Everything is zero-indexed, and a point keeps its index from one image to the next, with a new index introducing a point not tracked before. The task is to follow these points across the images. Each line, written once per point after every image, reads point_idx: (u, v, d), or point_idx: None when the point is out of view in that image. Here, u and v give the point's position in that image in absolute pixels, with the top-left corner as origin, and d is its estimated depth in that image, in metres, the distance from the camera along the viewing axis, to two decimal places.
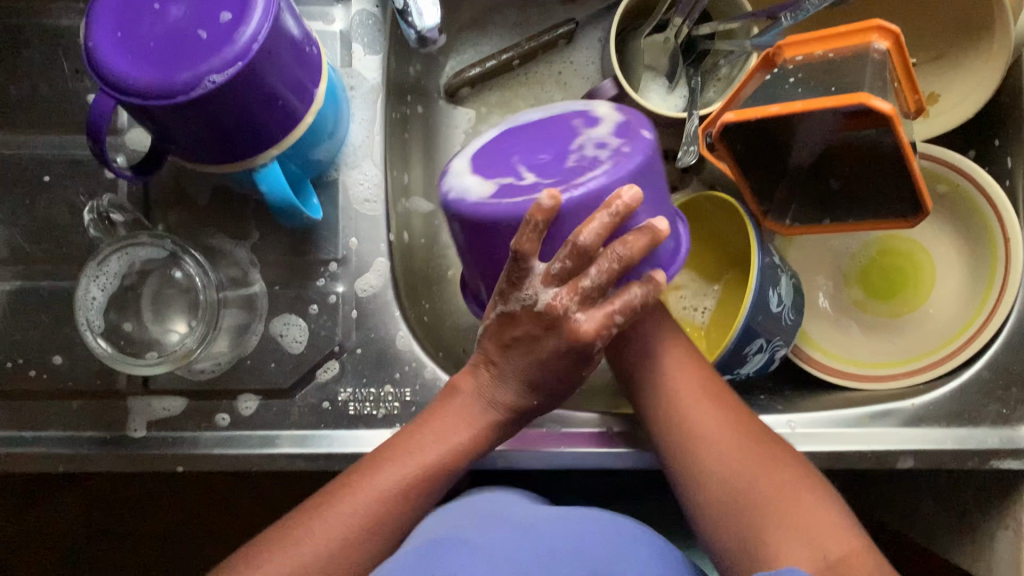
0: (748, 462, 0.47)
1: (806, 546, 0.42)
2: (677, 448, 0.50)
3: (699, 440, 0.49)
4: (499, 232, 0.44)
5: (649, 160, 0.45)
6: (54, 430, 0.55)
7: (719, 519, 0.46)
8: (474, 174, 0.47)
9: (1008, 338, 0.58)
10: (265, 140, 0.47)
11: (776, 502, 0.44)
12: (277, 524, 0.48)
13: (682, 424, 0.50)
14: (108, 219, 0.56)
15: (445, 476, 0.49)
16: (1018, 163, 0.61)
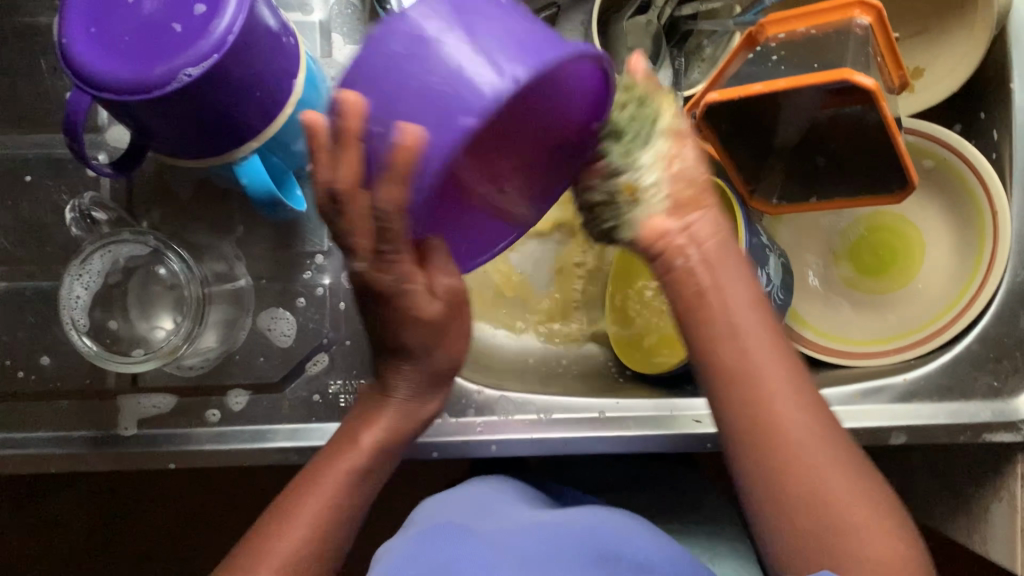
0: (828, 456, 0.42)
1: None
2: (760, 448, 0.42)
3: (790, 446, 0.42)
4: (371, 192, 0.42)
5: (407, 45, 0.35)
6: (44, 431, 0.55)
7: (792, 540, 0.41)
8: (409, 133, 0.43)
9: (998, 310, 0.59)
10: (244, 132, 0.47)
11: (842, 510, 0.41)
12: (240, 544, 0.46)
13: (767, 419, 0.42)
14: (89, 218, 0.54)
15: (364, 482, 0.48)
16: (1003, 135, 0.60)
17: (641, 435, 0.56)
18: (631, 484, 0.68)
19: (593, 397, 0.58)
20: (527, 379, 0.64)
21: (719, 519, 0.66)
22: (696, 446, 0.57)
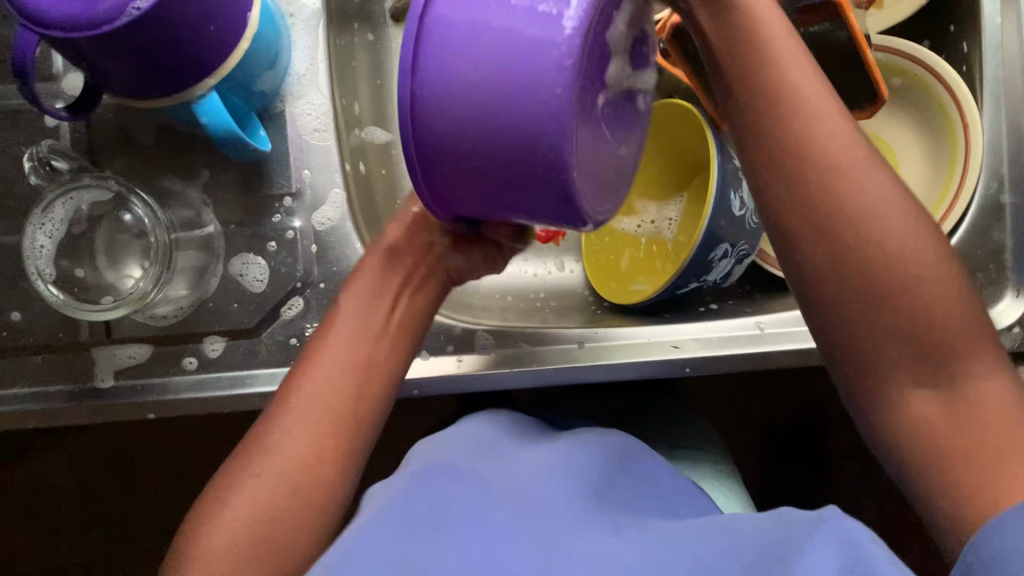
0: (882, 188, 0.40)
1: (924, 304, 0.39)
2: (805, 142, 0.40)
3: (841, 161, 0.40)
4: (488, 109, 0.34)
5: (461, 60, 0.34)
6: (20, 387, 0.54)
7: (837, 250, 0.40)
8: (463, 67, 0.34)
9: (971, 223, 0.58)
10: (201, 67, 0.46)
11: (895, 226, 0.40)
12: (241, 444, 0.45)
13: (813, 137, 0.40)
14: (49, 165, 0.54)
15: (371, 357, 0.48)
16: (972, 48, 0.60)
17: (620, 363, 0.56)
18: (617, 415, 0.68)
19: (571, 328, 0.58)
20: (507, 316, 0.64)
21: (703, 440, 0.66)
22: (676, 372, 0.57)
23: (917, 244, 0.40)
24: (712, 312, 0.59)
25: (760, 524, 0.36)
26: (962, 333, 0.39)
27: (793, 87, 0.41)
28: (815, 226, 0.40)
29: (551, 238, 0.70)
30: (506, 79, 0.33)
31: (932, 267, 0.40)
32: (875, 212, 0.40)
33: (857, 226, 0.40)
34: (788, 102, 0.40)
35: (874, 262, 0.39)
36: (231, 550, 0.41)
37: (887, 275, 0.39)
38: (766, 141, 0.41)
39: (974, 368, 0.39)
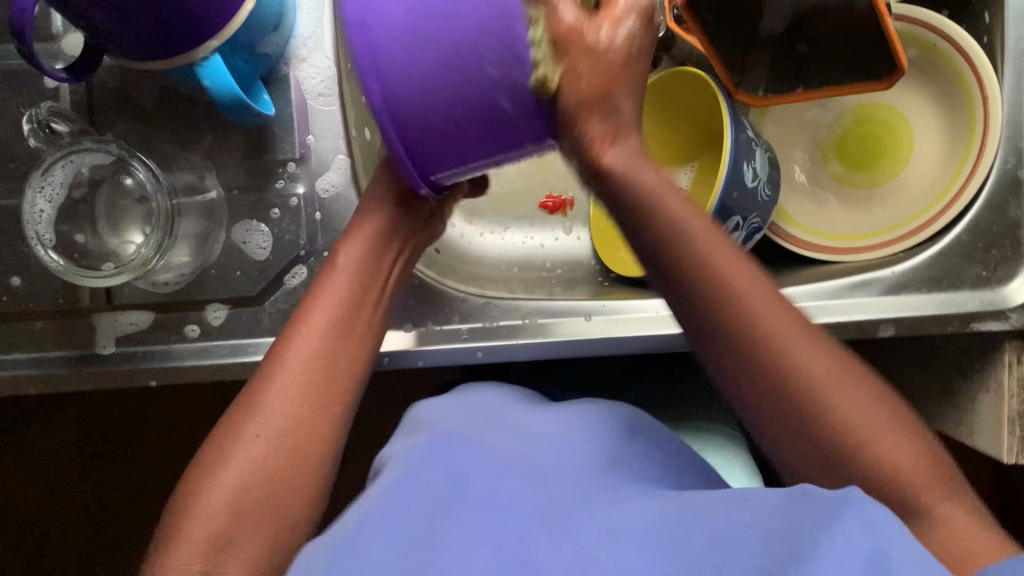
0: (806, 349, 0.40)
1: (887, 454, 0.39)
2: (758, 369, 0.40)
3: (777, 348, 0.40)
4: (438, 72, 0.35)
5: (417, 112, 0.36)
6: (20, 352, 0.54)
7: (795, 443, 0.40)
8: (430, 118, 0.36)
9: (987, 198, 0.57)
10: (202, 29, 0.45)
11: (825, 374, 0.40)
12: (205, 442, 0.44)
13: (760, 353, 0.40)
14: (49, 128, 0.53)
15: (331, 359, 0.46)
16: (994, 18, 0.58)
17: (629, 337, 0.56)
18: (619, 384, 0.68)
19: (578, 301, 0.58)
20: (513, 286, 0.63)
21: (710, 413, 0.66)
22: (684, 346, 0.56)
23: (858, 402, 0.40)
24: None
25: (779, 495, 0.35)
26: (923, 480, 0.39)
27: (704, 254, 0.40)
28: (786, 456, 0.41)
29: (558, 208, 0.69)
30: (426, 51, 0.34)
31: (873, 412, 0.40)
32: (820, 396, 0.39)
33: (794, 397, 0.40)
34: (733, 313, 0.40)
35: (840, 428, 0.39)
36: (224, 514, 0.40)
37: (835, 440, 0.39)
38: (709, 332, 0.41)
39: (937, 500, 0.39)
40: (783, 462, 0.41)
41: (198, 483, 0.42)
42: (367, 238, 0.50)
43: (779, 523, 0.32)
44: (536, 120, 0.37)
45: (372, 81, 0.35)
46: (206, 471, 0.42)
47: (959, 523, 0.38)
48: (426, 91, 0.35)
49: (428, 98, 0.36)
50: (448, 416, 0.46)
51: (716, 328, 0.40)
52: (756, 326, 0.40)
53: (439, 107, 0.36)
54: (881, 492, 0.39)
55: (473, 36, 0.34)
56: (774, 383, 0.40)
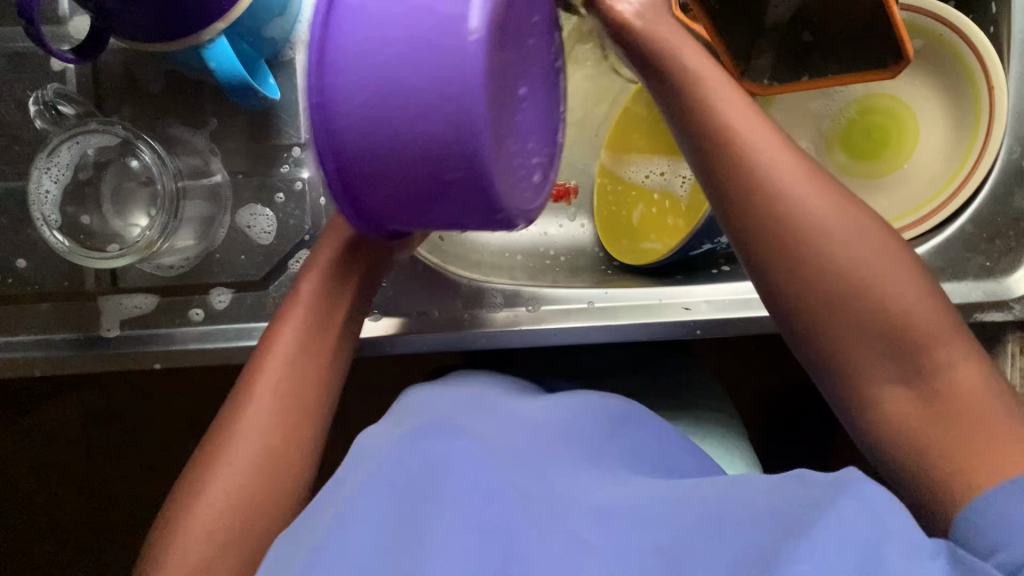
0: (816, 191, 0.41)
1: (904, 302, 0.40)
2: (769, 213, 0.41)
3: (787, 189, 0.41)
4: (392, 153, 0.33)
5: (365, 182, 0.35)
6: (25, 334, 0.54)
7: (807, 294, 0.40)
8: (379, 192, 0.35)
9: (992, 189, 0.57)
10: (210, 11, 0.45)
11: (836, 219, 0.41)
12: (188, 466, 0.44)
13: (772, 194, 0.41)
14: (55, 110, 0.53)
15: (304, 375, 0.47)
16: (1001, 9, 0.58)
17: (632, 324, 0.56)
18: (621, 372, 0.68)
19: (582, 287, 0.58)
20: (516, 274, 0.63)
21: (712, 401, 0.66)
22: (686, 333, 0.56)
23: (870, 245, 0.41)
24: (723, 273, 0.59)
25: (772, 483, 0.35)
26: (937, 327, 0.39)
27: (726, 112, 0.43)
28: (797, 312, 0.41)
29: (561, 196, 0.70)
30: (381, 124, 0.33)
31: (888, 262, 0.40)
32: (830, 235, 0.41)
33: (802, 236, 0.41)
34: (743, 157, 0.42)
35: (850, 271, 0.40)
36: (211, 539, 0.41)
37: (845, 285, 0.40)
38: (724, 182, 0.43)
39: (950, 359, 0.39)
40: (794, 333, 0.42)
41: (188, 499, 0.42)
42: (327, 269, 0.49)
43: (770, 504, 0.32)
44: (479, 215, 0.36)
45: (315, 113, 0.33)
46: (186, 501, 0.42)
47: (968, 382, 0.38)
48: (370, 150, 0.34)
49: (379, 171, 0.34)
50: (437, 396, 0.47)
51: (730, 183, 0.42)
52: (774, 174, 0.41)
53: (389, 184, 0.35)
54: (892, 338, 0.39)
55: (429, 125, 0.33)
56: (793, 241, 0.41)
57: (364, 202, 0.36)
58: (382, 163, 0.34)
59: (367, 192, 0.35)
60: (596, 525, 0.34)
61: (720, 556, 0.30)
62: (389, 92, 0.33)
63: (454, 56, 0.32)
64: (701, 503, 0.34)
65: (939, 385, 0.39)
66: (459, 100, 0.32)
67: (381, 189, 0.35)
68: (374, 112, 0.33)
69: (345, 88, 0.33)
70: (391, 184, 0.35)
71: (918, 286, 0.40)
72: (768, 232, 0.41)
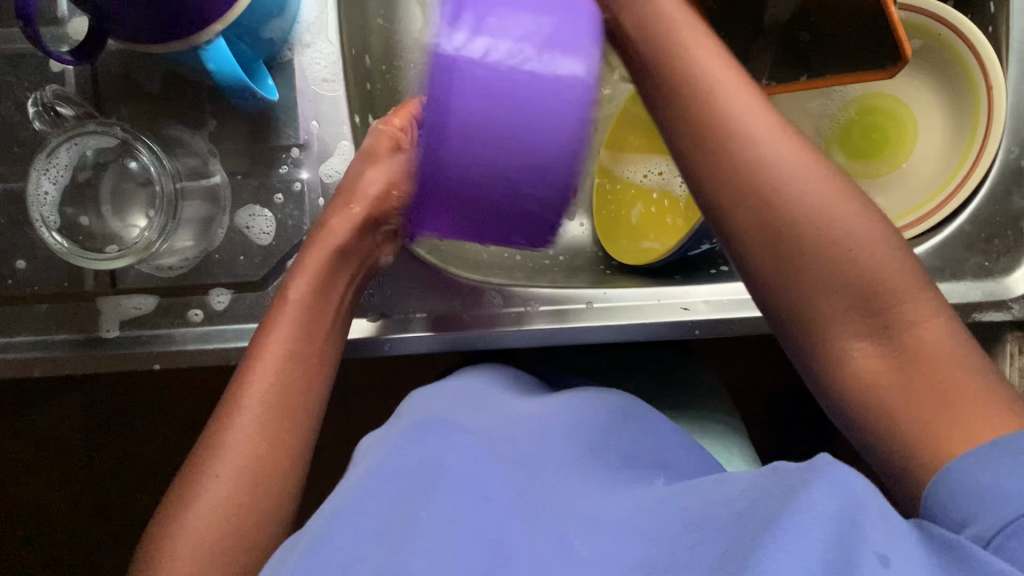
0: (774, 137, 0.39)
1: (863, 257, 0.38)
2: (722, 157, 0.39)
3: (743, 135, 0.38)
4: (487, 173, 0.38)
5: (447, 193, 0.39)
6: (24, 335, 0.54)
7: (761, 246, 0.38)
8: (454, 207, 0.40)
9: (990, 189, 0.57)
10: (208, 13, 0.45)
11: (796, 168, 0.38)
12: (183, 468, 0.45)
13: (725, 136, 0.39)
14: (53, 111, 0.53)
15: (294, 376, 0.47)
16: (1000, 8, 0.58)
17: (631, 324, 0.56)
18: (621, 372, 0.68)
19: (581, 288, 0.58)
20: (515, 274, 0.63)
21: (712, 399, 0.66)
22: (685, 333, 0.56)
23: (832, 196, 0.38)
24: (722, 273, 0.59)
25: (753, 477, 0.34)
26: (900, 284, 0.38)
27: (695, 57, 0.39)
28: (752, 269, 0.39)
29: None
30: (491, 151, 0.37)
31: (849, 213, 0.38)
32: (786, 182, 0.38)
33: (752, 183, 0.38)
34: (703, 104, 0.39)
35: (807, 224, 0.38)
36: (202, 549, 0.41)
37: (804, 238, 0.38)
38: (680, 125, 0.39)
39: (912, 317, 0.37)
40: (756, 293, 0.40)
41: (186, 500, 0.42)
42: (315, 273, 0.51)
43: (756, 491, 0.32)
44: (529, 234, 0.42)
45: (434, 115, 0.37)
46: (184, 502, 0.42)
47: (932, 339, 0.37)
48: (472, 171, 0.38)
49: (459, 192, 0.39)
50: (431, 401, 0.46)
51: (684, 127, 0.39)
52: (732, 116, 0.39)
53: (473, 197, 0.39)
54: (847, 290, 0.38)
55: (533, 157, 0.37)
56: (746, 188, 0.38)
57: (434, 210, 0.41)
58: (469, 183, 0.38)
59: (447, 203, 0.40)
60: (591, 531, 0.33)
61: (710, 547, 0.30)
62: (496, 124, 0.37)
63: (559, 90, 0.36)
64: (697, 502, 0.34)
65: (903, 340, 0.37)
66: (560, 144, 0.37)
67: (457, 202, 0.39)
68: (484, 139, 0.37)
69: (461, 107, 0.36)
70: (472, 202, 0.39)
71: (884, 237, 0.39)
72: (721, 183, 0.39)
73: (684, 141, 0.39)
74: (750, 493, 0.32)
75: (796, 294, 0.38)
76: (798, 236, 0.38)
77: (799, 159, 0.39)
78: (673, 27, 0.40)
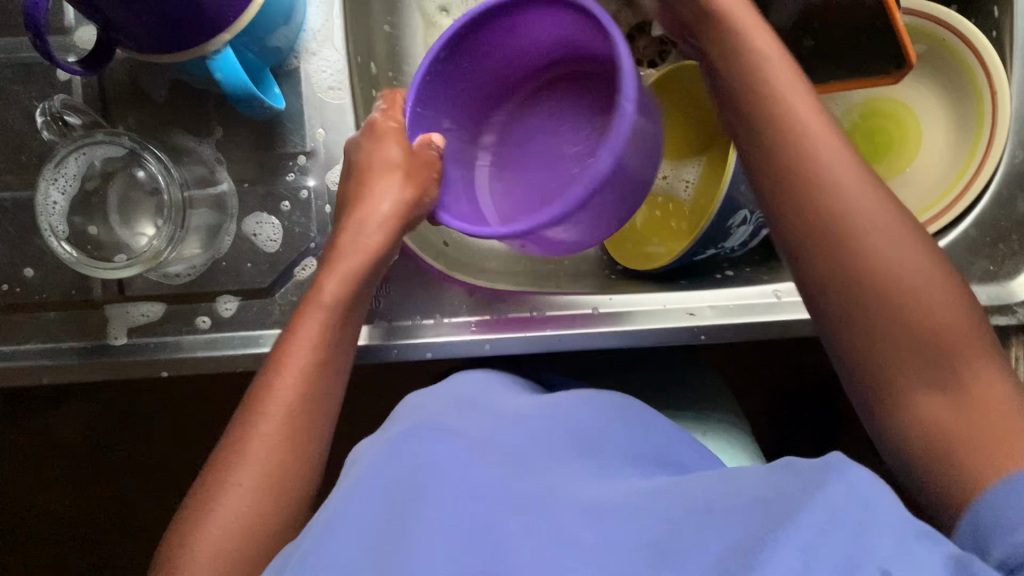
0: (856, 187, 0.42)
1: (933, 309, 0.39)
2: (802, 200, 0.42)
3: (825, 181, 0.42)
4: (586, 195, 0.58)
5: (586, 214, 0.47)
6: (32, 343, 0.54)
7: (830, 282, 0.41)
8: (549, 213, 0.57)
9: (995, 193, 0.57)
10: (215, 22, 0.45)
11: (873, 220, 0.41)
12: (199, 477, 0.45)
13: (809, 182, 0.42)
14: (62, 121, 0.54)
15: (321, 382, 0.47)
16: (1004, 12, 0.58)
17: (637, 330, 0.56)
18: (627, 377, 0.68)
19: (584, 294, 0.58)
20: (520, 280, 0.63)
21: (718, 402, 0.66)
22: (691, 339, 0.56)
23: (904, 250, 0.41)
24: (727, 279, 0.59)
25: (759, 472, 0.34)
26: (964, 341, 0.39)
27: (790, 106, 0.43)
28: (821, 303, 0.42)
29: None
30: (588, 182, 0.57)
31: (919, 267, 0.40)
32: (861, 231, 0.41)
33: (831, 226, 0.41)
34: (793, 149, 0.43)
35: (878, 271, 0.40)
36: (219, 559, 0.41)
37: (871, 283, 0.40)
38: (768, 167, 0.43)
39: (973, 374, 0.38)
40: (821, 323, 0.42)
41: (201, 510, 0.42)
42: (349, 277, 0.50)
43: (763, 490, 0.32)
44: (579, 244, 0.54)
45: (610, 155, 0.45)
46: (198, 512, 0.43)
47: (992, 395, 0.38)
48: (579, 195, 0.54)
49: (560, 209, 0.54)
50: (419, 402, 0.45)
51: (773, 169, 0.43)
52: (818, 166, 0.42)
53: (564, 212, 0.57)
54: (912, 337, 0.39)
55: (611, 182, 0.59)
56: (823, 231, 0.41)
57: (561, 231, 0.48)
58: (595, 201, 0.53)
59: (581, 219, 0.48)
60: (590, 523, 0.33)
61: (709, 542, 0.29)
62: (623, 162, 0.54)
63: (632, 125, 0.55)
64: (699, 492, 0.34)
65: (961, 390, 0.38)
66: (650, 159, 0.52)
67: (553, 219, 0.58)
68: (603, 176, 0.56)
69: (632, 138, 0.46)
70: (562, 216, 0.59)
71: (946, 289, 0.40)
72: (801, 226, 0.42)
73: (774, 194, 0.43)
74: (755, 491, 0.32)
75: (857, 333, 0.41)
76: (868, 281, 0.40)
77: (875, 209, 0.41)
78: (772, 84, 0.44)
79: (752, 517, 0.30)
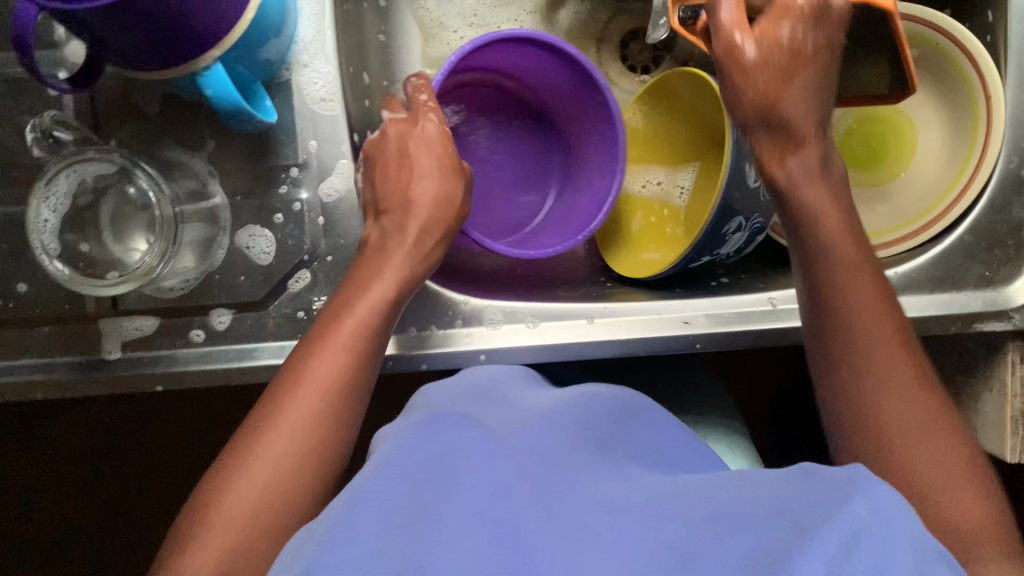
0: (881, 321, 0.47)
1: (937, 458, 0.42)
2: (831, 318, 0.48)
3: (851, 304, 0.48)
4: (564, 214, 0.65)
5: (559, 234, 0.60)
6: (26, 358, 0.54)
7: (845, 393, 0.46)
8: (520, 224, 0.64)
9: (990, 199, 0.57)
10: (203, 38, 0.45)
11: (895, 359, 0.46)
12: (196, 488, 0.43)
13: (838, 304, 0.48)
14: (52, 137, 0.53)
15: (344, 396, 0.46)
16: (998, 17, 0.58)
17: (632, 339, 0.56)
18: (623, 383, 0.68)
19: (579, 304, 0.58)
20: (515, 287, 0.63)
21: (715, 411, 0.66)
22: (687, 348, 0.56)
23: (914, 394, 0.44)
24: (723, 287, 0.59)
25: (779, 476, 0.33)
26: (959, 492, 0.41)
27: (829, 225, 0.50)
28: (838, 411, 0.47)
29: None
30: None
31: (931, 421, 0.43)
32: (879, 359, 0.46)
33: (854, 345, 0.47)
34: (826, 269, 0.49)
35: (886, 403, 0.45)
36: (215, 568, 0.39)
37: (881, 408, 0.45)
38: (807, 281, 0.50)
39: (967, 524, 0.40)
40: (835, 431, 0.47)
41: (196, 521, 0.41)
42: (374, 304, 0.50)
43: (788, 500, 0.30)
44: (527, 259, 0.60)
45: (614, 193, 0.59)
46: (193, 526, 0.41)
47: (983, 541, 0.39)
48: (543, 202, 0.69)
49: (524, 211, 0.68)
50: (434, 390, 0.43)
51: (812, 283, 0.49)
52: (849, 290, 0.48)
53: None
54: (908, 475, 0.42)
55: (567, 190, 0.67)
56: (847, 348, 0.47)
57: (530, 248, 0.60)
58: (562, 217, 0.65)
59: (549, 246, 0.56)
60: (616, 528, 0.31)
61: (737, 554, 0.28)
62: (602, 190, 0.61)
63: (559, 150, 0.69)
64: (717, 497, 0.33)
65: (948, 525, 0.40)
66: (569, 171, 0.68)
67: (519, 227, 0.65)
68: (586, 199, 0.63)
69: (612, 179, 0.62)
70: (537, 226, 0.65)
71: (950, 440, 0.43)
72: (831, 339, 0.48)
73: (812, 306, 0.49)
74: (780, 501, 0.30)
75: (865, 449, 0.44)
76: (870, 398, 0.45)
77: (898, 345, 0.46)
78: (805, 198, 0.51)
79: (770, 532, 0.29)
